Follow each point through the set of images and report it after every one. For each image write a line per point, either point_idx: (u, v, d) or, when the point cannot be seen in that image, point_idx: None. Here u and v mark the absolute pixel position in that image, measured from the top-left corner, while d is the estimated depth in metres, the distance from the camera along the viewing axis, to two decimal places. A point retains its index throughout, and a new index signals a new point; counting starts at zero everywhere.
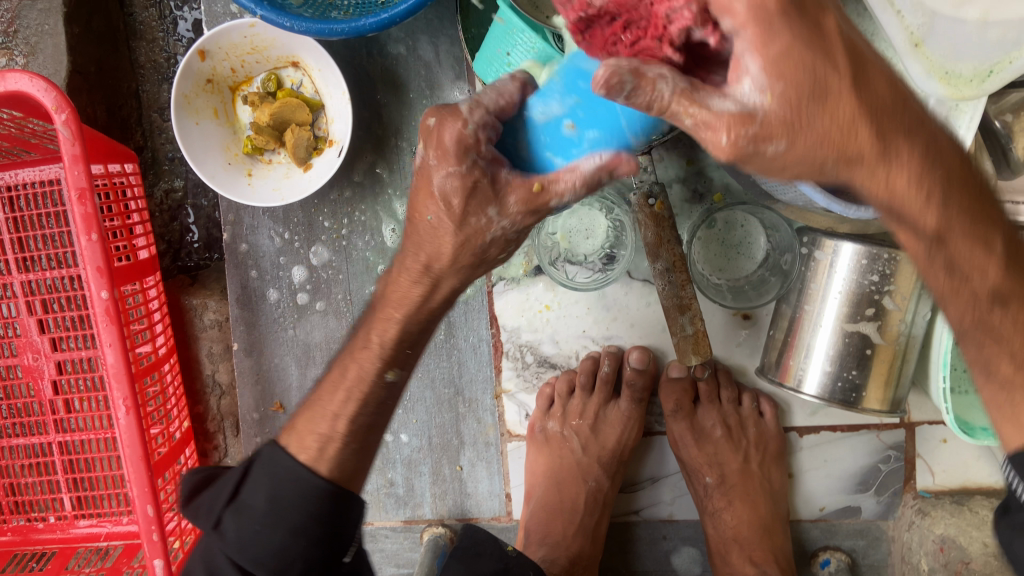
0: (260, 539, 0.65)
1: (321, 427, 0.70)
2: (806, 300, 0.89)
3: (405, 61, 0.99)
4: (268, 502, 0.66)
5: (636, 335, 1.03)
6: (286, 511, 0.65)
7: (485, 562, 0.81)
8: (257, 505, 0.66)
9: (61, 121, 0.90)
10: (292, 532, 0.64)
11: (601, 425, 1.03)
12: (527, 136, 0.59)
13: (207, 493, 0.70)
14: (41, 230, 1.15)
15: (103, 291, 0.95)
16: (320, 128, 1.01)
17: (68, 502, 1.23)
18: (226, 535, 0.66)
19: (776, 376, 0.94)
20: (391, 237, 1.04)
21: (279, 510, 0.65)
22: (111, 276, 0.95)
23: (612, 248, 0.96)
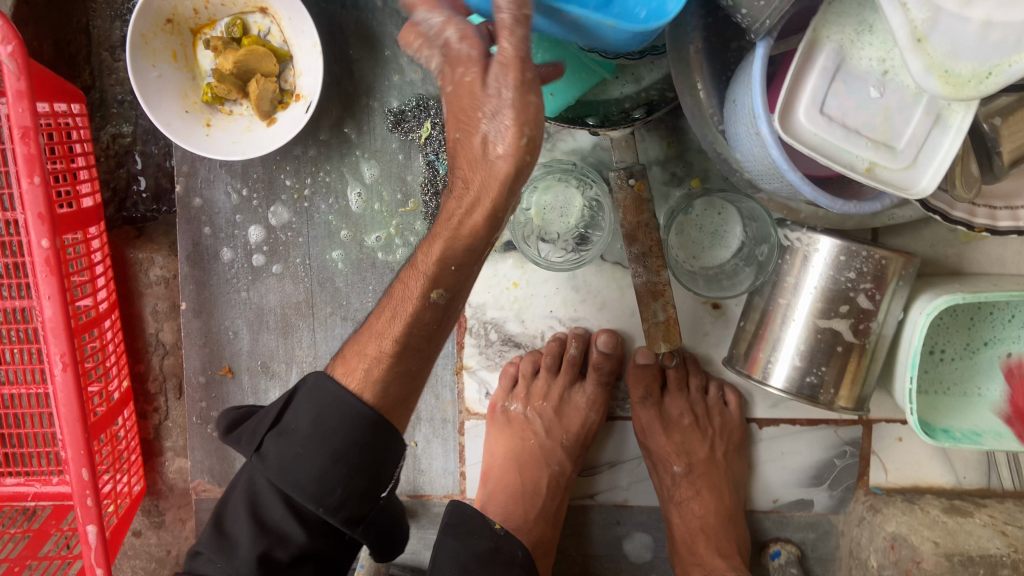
0: (302, 463, 0.67)
1: (363, 362, 0.72)
2: (778, 294, 0.88)
3: (380, 13, 0.94)
4: (312, 425, 0.69)
5: (603, 319, 1.02)
6: (329, 433, 0.68)
7: (477, 540, 0.83)
8: (301, 428, 0.69)
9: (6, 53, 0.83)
10: (331, 458, 0.67)
11: (565, 409, 1.00)
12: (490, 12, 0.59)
13: (247, 423, 0.74)
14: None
15: (43, 239, 0.88)
16: (286, 80, 0.95)
17: None
18: (267, 458, 0.69)
19: (743, 369, 0.92)
20: (356, 200, 0.99)
21: (322, 434, 0.68)
22: (53, 224, 0.88)
23: (586, 229, 0.96)
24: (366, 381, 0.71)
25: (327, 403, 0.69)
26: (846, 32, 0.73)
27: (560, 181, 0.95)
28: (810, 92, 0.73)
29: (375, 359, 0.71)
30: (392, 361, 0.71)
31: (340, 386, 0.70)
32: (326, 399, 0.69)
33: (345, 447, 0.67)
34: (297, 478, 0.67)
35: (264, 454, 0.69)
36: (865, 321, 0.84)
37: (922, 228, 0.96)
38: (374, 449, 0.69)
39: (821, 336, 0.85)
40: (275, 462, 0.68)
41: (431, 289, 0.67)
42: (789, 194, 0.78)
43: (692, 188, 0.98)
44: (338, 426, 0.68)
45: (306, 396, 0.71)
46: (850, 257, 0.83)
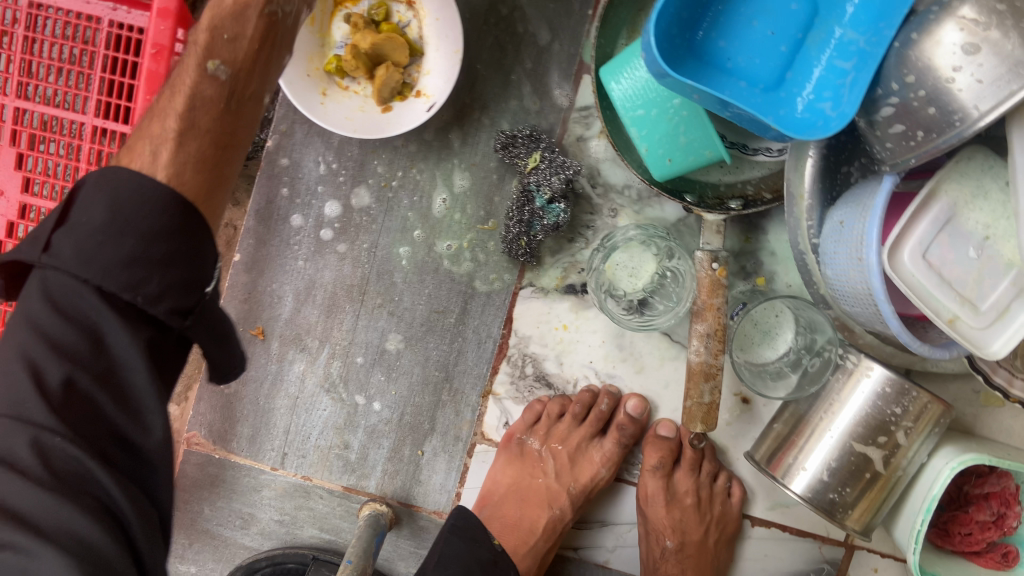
0: (109, 251, 0.54)
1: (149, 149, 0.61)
2: (818, 407, 0.92)
3: (519, 41, 0.97)
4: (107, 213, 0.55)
5: (637, 382, 1.03)
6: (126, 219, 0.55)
7: (480, 547, 0.91)
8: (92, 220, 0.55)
9: None
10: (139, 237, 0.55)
11: (579, 458, 1.02)
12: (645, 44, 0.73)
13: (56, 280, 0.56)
14: (47, 61, 1.04)
15: None
16: (411, 74, 0.96)
17: None
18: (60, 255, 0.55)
19: (765, 468, 0.96)
20: (440, 205, 1.01)
21: (127, 216, 0.55)
22: None
23: (651, 295, 0.96)
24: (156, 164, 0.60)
25: (110, 176, 0.57)
26: (965, 190, 0.79)
27: (638, 244, 0.96)
28: (918, 234, 0.78)
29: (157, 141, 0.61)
30: (179, 142, 0.61)
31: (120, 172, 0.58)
32: (104, 173, 0.57)
33: (148, 239, 0.55)
34: (105, 266, 0.54)
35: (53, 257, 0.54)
36: (897, 456, 0.89)
37: (948, 382, 1.00)
38: (184, 212, 0.58)
39: (854, 458, 0.89)
40: (71, 255, 0.54)
41: (207, 58, 0.64)
42: (869, 319, 0.82)
43: (757, 286, 1.02)
44: (144, 209, 0.56)
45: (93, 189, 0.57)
46: (900, 393, 0.87)
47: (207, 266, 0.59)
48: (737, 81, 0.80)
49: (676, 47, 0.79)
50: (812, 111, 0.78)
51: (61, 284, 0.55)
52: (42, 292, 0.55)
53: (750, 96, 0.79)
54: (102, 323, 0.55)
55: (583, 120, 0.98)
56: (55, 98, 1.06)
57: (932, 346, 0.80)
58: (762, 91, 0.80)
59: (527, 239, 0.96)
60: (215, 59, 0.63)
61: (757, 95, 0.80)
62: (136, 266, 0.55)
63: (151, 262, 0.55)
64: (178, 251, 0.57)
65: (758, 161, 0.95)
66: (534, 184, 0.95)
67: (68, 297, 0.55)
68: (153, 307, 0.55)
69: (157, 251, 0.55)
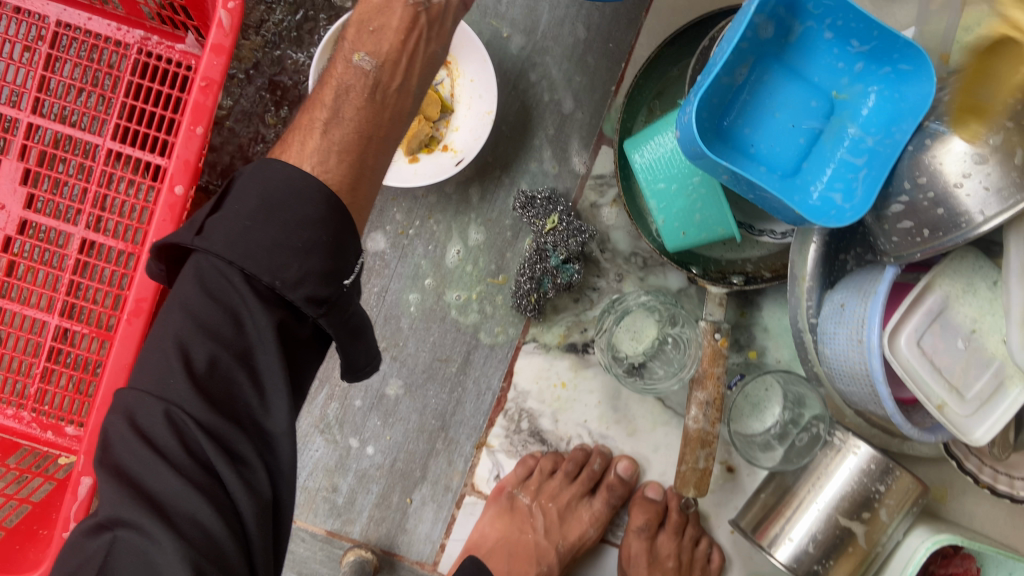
0: (253, 237, 0.63)
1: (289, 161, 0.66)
2: (805, 480, 0.96)
3: (543, 108, 1.02)
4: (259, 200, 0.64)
5: (628, 445, 1.05)
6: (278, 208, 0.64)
7: None
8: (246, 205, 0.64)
9: (227, 8, 0.84)
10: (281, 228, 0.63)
11: (568, 516, 1.04)
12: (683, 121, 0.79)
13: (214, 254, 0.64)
14: (67, 81, 1.04)
15: (178, 186, 0.88)
16: (440, 128, 0.98)
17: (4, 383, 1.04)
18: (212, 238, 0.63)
19: (751, 536, 0.99)
20: (453, 257, 1.03)
21: (275, 207, 0.64)
22: (195, 175, 0.88)
23: (650, 359, 0.98)
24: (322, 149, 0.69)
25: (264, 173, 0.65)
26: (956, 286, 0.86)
27: (642, 309, 0.99)
28: (913, 323, 0.84)
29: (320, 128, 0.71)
30: (341, 131, 0.70)
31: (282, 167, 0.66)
32: (263, 167, 0.66)
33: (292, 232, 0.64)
34: (250, 250, 0.62)
35: (206, 239, 0.63)
36: (878, 532, 0.93)
37: (920, 465, 1.06)
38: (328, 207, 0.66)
39: (839, 532, 0.93)
40: (220, 239, 0.63)
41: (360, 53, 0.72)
42: (864, 399, 0.87)
43: (748, 358, 1.07)
44: (293, 201, 0.64)
45: (248, 180, 0.66)
46: (883, 471, 0.92)
47: (346, 260, 0.66)
48: (757, 166, 0.87)
49: (705, 130, 0.85)
50: (828, 200, 0.83)
51: (213, 265, 0.63)
52: (195, 278, 0.63)
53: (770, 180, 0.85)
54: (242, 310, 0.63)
55: (598, 188, 1.03)
56: (70, 119, 1.06)
57: (921, 429, 0.85)
58: (779, 177, 0.86)
59: (536, 296, 0.99)
60: (363, 52, 0.71)
61: (775, 179, 0.86)
62: (280, 253, 0.63)
63: (295, 250, 0.63)
64: (325, 239, 0.65)
65: (760, 241, 1.01)
66: (549, 245, 0.98)
67: (215, 276, 0.63)
68: (292, 292, 0.63)
69: (300, 239, 0.63)
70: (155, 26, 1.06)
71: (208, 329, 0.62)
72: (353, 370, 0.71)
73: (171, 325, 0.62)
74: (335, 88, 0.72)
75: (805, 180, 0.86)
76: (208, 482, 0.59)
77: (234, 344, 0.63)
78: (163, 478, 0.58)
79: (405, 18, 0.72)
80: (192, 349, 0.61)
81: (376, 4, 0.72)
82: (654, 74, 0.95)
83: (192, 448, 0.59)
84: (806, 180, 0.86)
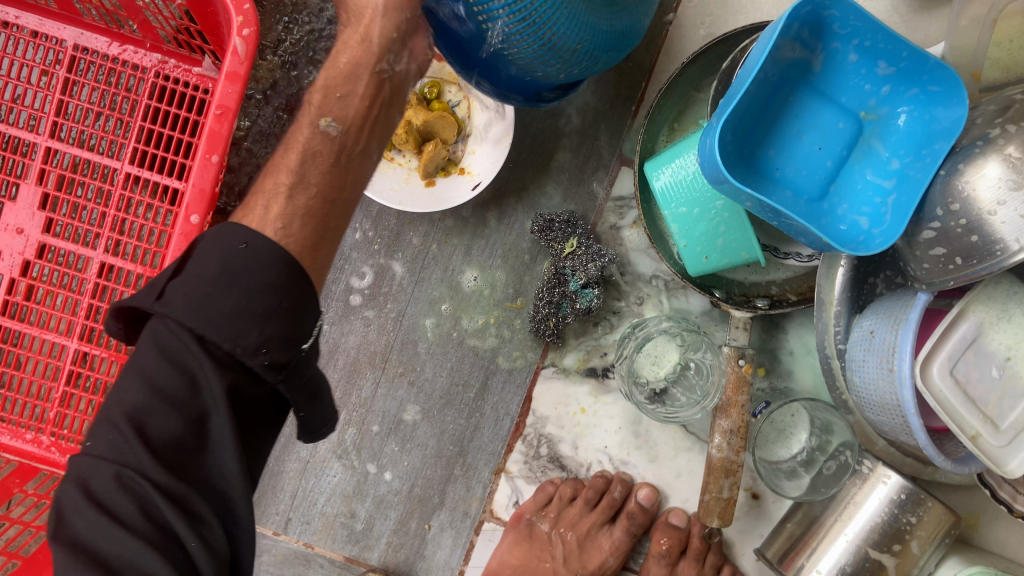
0: (214, 303, 0.58)
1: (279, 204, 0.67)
2: (832, 510, 0.93)
3: (562, 129, 1.00)
4: (218, 266, 0.60)
5: (649, 471, 1.03)
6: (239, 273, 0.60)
7: None
8: (206, 269, 0.60)
9: (242, 34, 0.83)
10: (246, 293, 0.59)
11: (587, 544, 1.02)
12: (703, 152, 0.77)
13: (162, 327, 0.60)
14: (85, 105, 1.04)
15: (194, 215, 0.87)
16: (456, 150, 0.97)
17: (21, 407, 1.03)
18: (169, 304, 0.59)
19: (777, 566, 0.96)
20: (470, 280, 1.02)
21: (235, 271, 0.60)
22: (211, 203, 0.88)
23: (670, 383, 0.97)
24: (268, 218, 0.66)
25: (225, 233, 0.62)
26: (991, 312, 0.82)
27: (663, 334, 0.97)
28: (945, 351, 0.81)
29: (271, 196, 0.68)
30: (290, 196, 0.68)
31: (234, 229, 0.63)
32: (221, 229, 0.63)
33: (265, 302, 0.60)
34: (211, 316, 0.58)
35: (166, 306, 0.59)
36: (910, 564, 0.90)
37: (952, 492, 1.03)
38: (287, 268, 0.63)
39: (868, 564, 0.90)
40: (180, 305, 0.58)
41: (322, 117, 0.70)
42: (893, 428, 0.84)
43: (757, 375, 1.04)
44: (254, 266, 0.61)
45: (207, 244, 0.62)
46: (914, 501, 0.90)
47: (306, 325, 0.62)
48: (781, 191, 0.85)
49: (727, 154, 0.83)
50: (854, 227, 0.82)
51: (172, 331, 0.58)
52: (154, 343, 0.58)
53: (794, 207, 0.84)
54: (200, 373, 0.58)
55: (618, 210, 1.01)
56: (89, 142, 1.06)
57: (954, 460, 0.82)
58: (804, 202, 0.85)
59: (555, 320, 0.98)
60: (328, 118, 0.70)
61: (801, 205, 0.84)
62: (240, 319, 0.58)
63: (255, 316, 0.59)
64: (285, 305, 0.61)
65: (785, 263, 0.98)
66: (568, 269, 0.96)
67: (169, 343, 0.58)
68: (251, 359, 0.59)
69: (261, 305, 0.60)
70: (173, 49, 1.06)
71: (162, 395, 0.57)
72: (309, 430, 0.66)
73: (128, 395, 0.57)
74: (299, 154, 0.69)
75: (831, 205, 0.85)
76: (171, 542, 0.56)
77: (195, 406, 0.58)
78: (123, 542, 0.54)
79: (370, 85, 0.71)
80: (145, 416, 0.57)
81: (343, 71, 0.70)
82: (676, 95, 0.93)
83: (149, 512, 0.56)
84: (833, 204, 0.85)
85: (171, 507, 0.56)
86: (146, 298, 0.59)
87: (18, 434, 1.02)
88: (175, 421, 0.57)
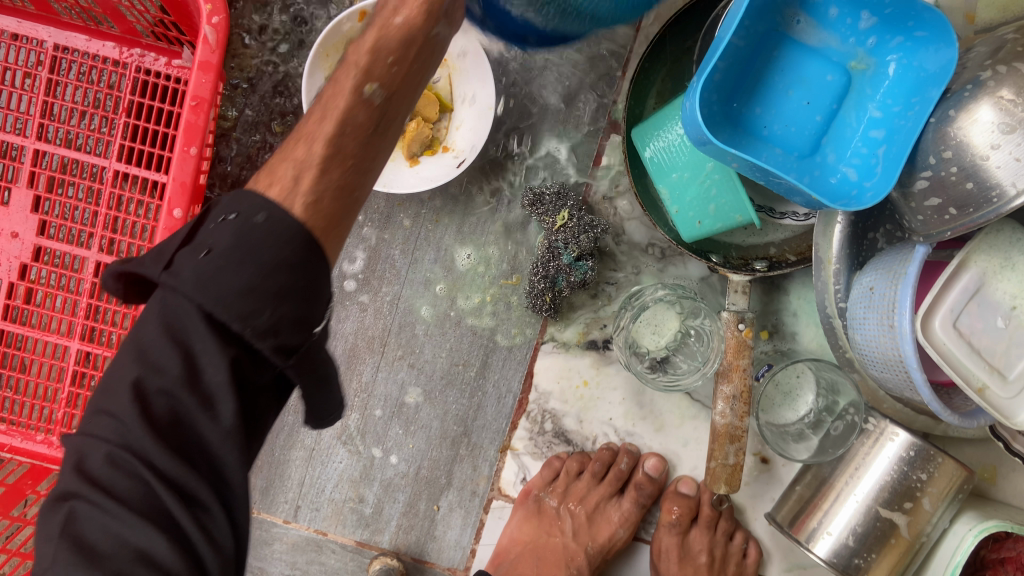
0: (225, 280, 0.53)
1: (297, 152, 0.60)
2: (841, 471, 0.92)
3: (548, 101, 0.99)
4: (235, 238, 0.54)
5: (656, 440, 1.02)
6: (261, 245, 0.54)
7: None
8: (221, 241, 0.54)
9: (213, 23, 0.84)
10: (262, 270, 0.54)
11: (596, 517, 1.01)
12: (684, 113, 0.75)
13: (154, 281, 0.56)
14: (69, 105, 1.04)
15: (177, 209, 0.87)
16: (439, 127, 0.96)
17: (27, 408, 1.04)
18: (180, 275, 0.53)
19: (788, 530, 0.95)
20: (464, 259, 1.01)
21: (251, 247, 0.54)
22: (192, 196, 0.88)
23: (672, 351, 0.96)
24: (296, 189, 0.58)
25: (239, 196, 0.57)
26: (992, 262, 0.80)
27: (662, 302, 0.96)
28: (946, 304, 0.79)
29: (299, 166, 0.59)
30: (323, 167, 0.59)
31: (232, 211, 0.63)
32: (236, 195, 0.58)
33: (258, 260, 0.54)
34: (221, 294, 0.53)
35: (175, 276, 0.54)
36: (922, 521, 0.88)
37: (965, 447, 1.01)
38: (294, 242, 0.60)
39: (879, 523, 0.89)
40: (189, 278, 0.53)
41: (366, 81, 0.61)
42: (897, 386, 0.82)
43: (759, 338, 1.03)
44: (270, 240, 0.55)
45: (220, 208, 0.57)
46: (924, 459, 0.88)
47: (317, 305, 0.57)
48: (768, 150, 0.83)
49: (713, 114, 0.81)
50: (844, 183, 0.80)
51: (179, 305, 0.54)
52: (157, 309, 0.55)
53: (781, 165, 0.81)
54: (202, 349, 0.54)
55: (610, 179, 0.99)
56: (76, 142, 1.06)
57: (963, 416, 0.80)
58: (792, 159, 0.83)
59: (551, 295, 0.96)
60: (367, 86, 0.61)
61: (788, 163, 0.82)
62: (250, 297, 0.53)
63: (269, 292, 0.54)
64: (297, 285, 0.55)
65: (783, 224, 0.97)
66: (561, 242, 0.94)
67: (162, 307, 0.55)
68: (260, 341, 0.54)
69: (275, 282, 0.54)
70: (151, 43, 1.05)
71: (160, 374, 0.54)
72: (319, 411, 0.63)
73: (126, 351, 0.56)
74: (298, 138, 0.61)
75: (821, 162, 0.82)
76: (158, 511, 0.53)
77: (200, 389, 0.54)
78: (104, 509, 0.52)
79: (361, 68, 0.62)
80: (145, 387, 0.54)
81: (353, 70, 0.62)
82: (661, 58, 0.91)
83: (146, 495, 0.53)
84: (821, 160, 0.82)
85: (161, 488, 0.53)
86: (158, 269, 0.55)
87: (29, 436, 1.03)
88: (171, 403, 0.54)
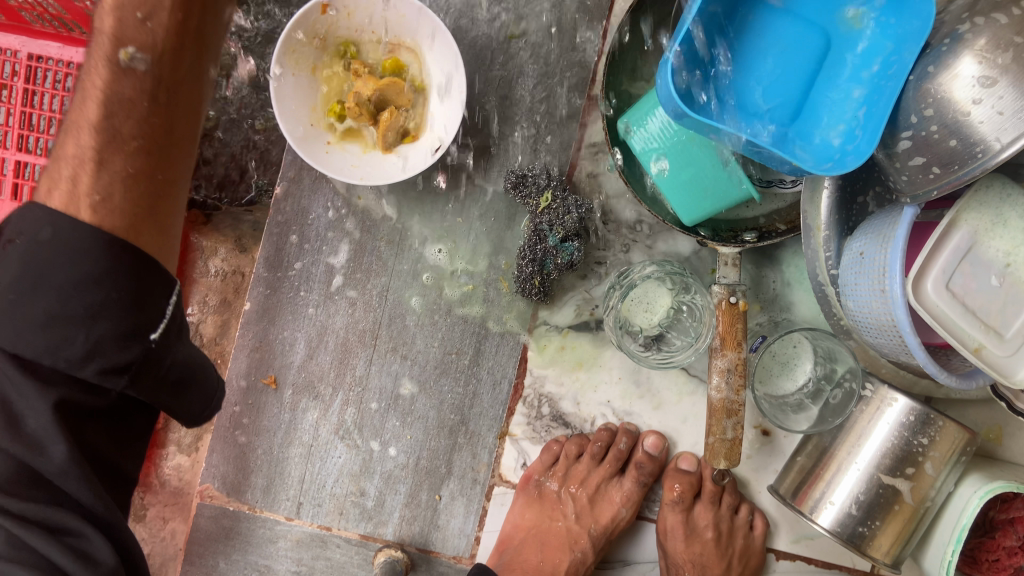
0: (42, 298, 0.61)
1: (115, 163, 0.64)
2: (843, 440, 0.91)
3: (527, 81, 0.97)
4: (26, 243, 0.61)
5: (655, 419, 1.02)
6: (67, 252, 0.61)
7: None
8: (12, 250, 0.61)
9: None
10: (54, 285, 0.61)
11: (598, 499, 1.01)
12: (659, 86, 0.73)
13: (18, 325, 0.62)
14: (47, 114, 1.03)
15: None
16: (414, 112, 0.95)
17: None
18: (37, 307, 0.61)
19: (792, 502, 0.95)
20: (452, 246, 1.00)
21: (64, 243, 0.61)
22: None
23: (666, 328, 0.95)
24: (76, 197, 0.64)
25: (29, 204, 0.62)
26: (983, 220, 0.78)
27: (653, 279, 0.95)
28: (938, 265, 0.78)
29: (75, 165, 0.65)
30: None
31: (50, 208, 0.63)
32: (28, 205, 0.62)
33: (97, 288, 0.62)
34: (43, 309, 0.61)
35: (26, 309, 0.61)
36: (925, 486, 0.87)
37: (968, 408, 1.00)
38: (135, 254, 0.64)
39: (883, 490, 0.88)
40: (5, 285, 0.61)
41: None
42: (892, 351, 0.81)
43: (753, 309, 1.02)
44: (65, 255, 0.61)
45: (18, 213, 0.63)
46: (925, 423, 0.86)
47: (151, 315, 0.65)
48: (745, 116, 0.81)
49: (689, 83, 0.79)
50: (825, 146, 0.78)
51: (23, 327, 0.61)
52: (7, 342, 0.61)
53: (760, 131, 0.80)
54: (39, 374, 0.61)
55: (593, 157, 0.98)
56: None
57: (960, 378, 0.78)
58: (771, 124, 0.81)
59: (540, 278, 0.95)
60: None
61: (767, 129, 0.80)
62: (61, 310, 0.61)
63: (82, 300, 0.61)
64: (115, 296, 0.63)
65: (772, 192, 0.95)
66: (546, 224, 0.93)
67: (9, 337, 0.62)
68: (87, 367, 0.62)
69: (83, 300, 0.61)
70: None
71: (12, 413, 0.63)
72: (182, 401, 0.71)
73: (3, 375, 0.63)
74: None
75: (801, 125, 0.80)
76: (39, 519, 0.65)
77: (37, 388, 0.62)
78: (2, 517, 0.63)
79: None
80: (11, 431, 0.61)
81: None
82: (636, 31, 0.90)
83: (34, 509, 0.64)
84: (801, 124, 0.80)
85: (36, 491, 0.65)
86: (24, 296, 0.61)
87: None
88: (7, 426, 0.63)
